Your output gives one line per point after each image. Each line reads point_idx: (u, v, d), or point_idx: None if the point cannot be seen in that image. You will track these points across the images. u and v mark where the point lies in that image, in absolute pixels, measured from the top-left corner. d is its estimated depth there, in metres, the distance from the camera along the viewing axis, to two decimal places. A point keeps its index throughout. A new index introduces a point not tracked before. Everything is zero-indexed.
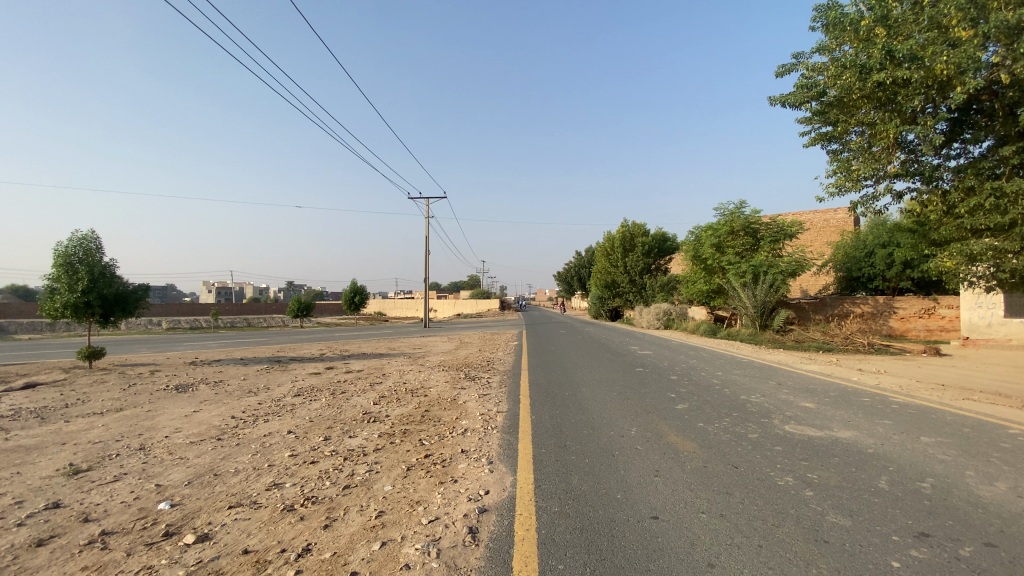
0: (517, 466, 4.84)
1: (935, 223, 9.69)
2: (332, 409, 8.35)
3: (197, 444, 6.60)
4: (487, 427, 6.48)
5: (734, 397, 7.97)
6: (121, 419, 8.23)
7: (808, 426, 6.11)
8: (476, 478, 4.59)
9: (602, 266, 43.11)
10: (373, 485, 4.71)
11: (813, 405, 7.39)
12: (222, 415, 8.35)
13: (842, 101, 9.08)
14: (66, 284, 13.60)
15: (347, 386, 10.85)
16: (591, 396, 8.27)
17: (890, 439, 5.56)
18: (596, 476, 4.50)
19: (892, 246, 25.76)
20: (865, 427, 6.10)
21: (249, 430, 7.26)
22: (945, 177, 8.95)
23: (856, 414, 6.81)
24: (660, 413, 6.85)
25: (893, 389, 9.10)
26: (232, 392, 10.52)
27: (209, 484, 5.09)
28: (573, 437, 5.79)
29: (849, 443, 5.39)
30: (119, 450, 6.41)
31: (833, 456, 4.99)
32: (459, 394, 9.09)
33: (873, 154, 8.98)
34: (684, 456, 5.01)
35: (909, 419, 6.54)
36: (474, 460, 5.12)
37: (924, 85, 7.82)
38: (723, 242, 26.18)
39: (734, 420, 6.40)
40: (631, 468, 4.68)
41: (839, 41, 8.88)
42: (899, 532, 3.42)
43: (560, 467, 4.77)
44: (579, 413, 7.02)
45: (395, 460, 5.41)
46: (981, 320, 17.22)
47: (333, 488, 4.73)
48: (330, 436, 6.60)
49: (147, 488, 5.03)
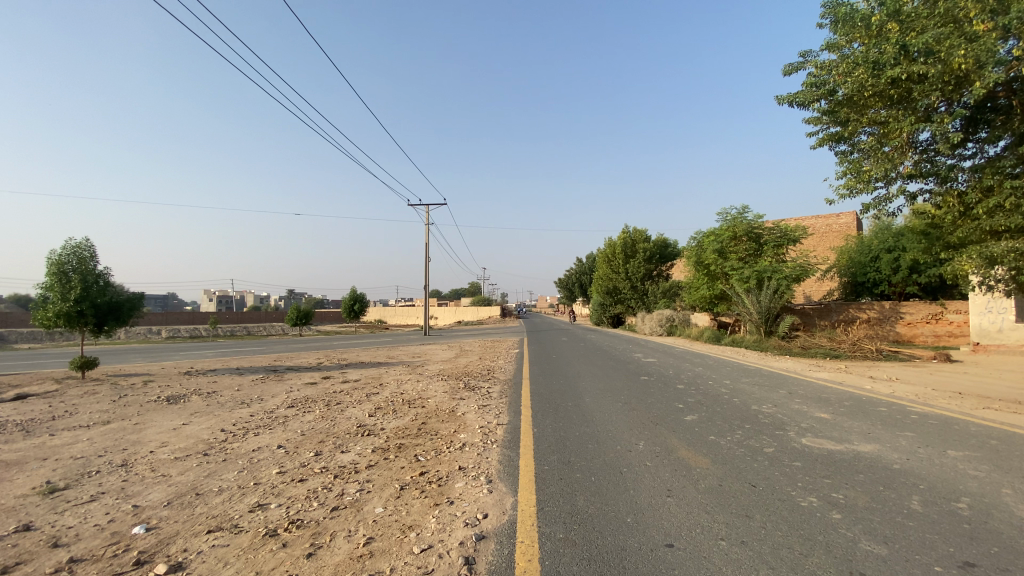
0: (518, 486, 4.51)
1: (950, 225, 9.38)
2: (326, 422, 8.01)
3: (182, 460, 6.27)
4: (486, 441, 6.15)
5: (745, 407, 7.62)
6: (106, 432, 7.90)
7: (826, 439, 5.77)
8: (474, 500, 4.26)
9: (602, 272, 42.76)
10: (364, 506, 4.38)
11: (829, 415, 7.04)
12: (212, 428, 8.03)
13: (853, 99, 8.79)
14: (59, 292, 13.32)
15: (344, 396, 10.51)
16: (595, 407, 7.94)
17: (916, 453, 5.21)
18: (603, 496, 4.18)
19: (897, 250, 25.46)
20: (887, 440, 5.76)
21: (238, 444, 6.92)
22: (959, 177, 8.66)
23: (874, 425, 6.46)
24: (668, 425, 6.52)
25: (909, 398, 8.77)
26: (225, 404, 10.17)
27: (190, 505, 4.76)
28: (577, 452, 5.45)
29: (873, 459, 5.04)
30: (100, 466, 6.09)
31: (857, 472, 4.64)
32: (457, 404, 8.76)
33: (885, 154, 8.67)
34: (698, 473, 4.68)
35: (932, 431, 6.20)
36: (472, 479, 4.78)
37: (941, 81, 7.53)
38: (725, 248, 25.84)
39: (747, 433, 6.07)
40: (642, 487, 4.35)
41: (849, 38, 8.63)
42: (942, 562, 3.09)
43: (564, 487, 4.44)
44: (584, 426, 6.68)
45: (388, 478, 5.09)
46: (991, 325, 16.87)
47: (321, 510, 4.40)
48: (322, 451, 6.27)
49: (124, 508, 4.71)
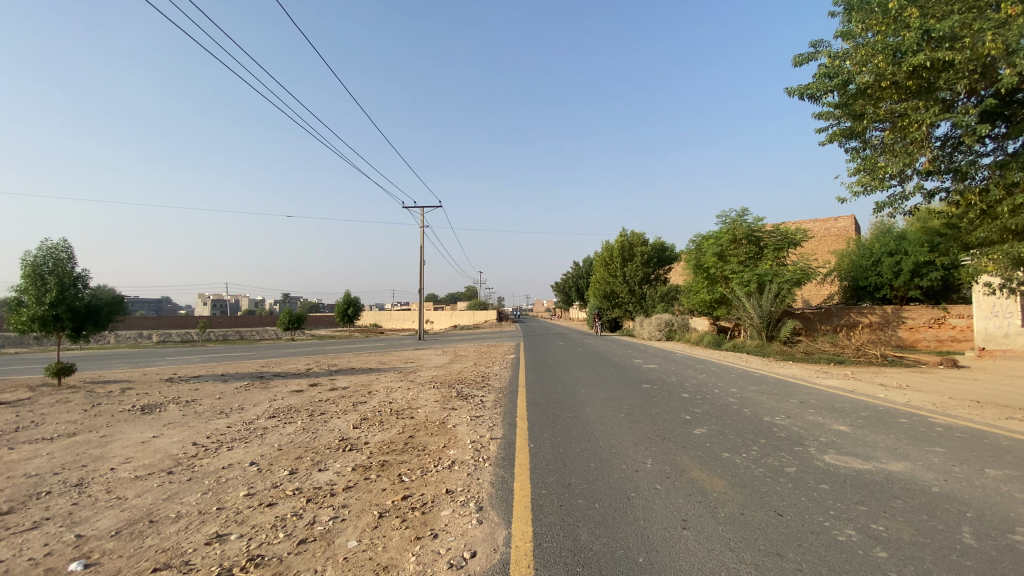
0: (513, 516, 3.96)
1: (967, 225, 8.82)
2: (306, 436, 7.43)
3: (144, 479, 5.71)
4: (477, 458, 5.59)
5: (756, 419, 7.08)
6: (69, 446, 7.32)
7: (850, 456, 5.23)
8: (461, 533, 3.71)
9: (600, 276, 42.15)
10: (335, 540, 3.83)
11: (848, 429, 6.49)
12: (183, 442, 7.44)
13: (868, 91, 8.31)
14: (34, 295, 12.68)
15: (329, 406, 9.93)
16: (595, 420, 7.38)
17: (953, 474, 4.68)
18: (610, 529, 3.65)
19: (899, 255, 24.95)
20: (917, 457, 5.22)
21: (208, 460, 6.36)
22: (979, 173, 8.19)
23: (900, 440, 5.92)
24: (676, 440, 5.99)
25: (926, 408, 8.24)
26: (203, 414, 9.58)
27: (140, 535, 4.20)
28: (578, 473, 4.91)
29: (908, 480, 4.51)
30: (53, 486, 5.52)
31: (894, 498, 4.10)
32: (448, 415, 8.19)
33: (901, 150, 8.14)
34: (714, 498, 4.15)
35: (963, 447, 5.66)
36: (461, 506, 4.22)
37: (968, 69, 7.00)
38: (725, 251, 25.41)
39: (763, 449, 5.53)
40: (653, 516, 3.83)
41: (865, 26, 8.11)
42: None
43: (565, 517, 3.90)
44: (584, 441, 6.15)
45: (366, 503, 4.52)
46: (998, 330, 16.43)
47: (285, 543, 3.84)
48: (297, 470, 5.71)
49: (65, 540, 4.18)
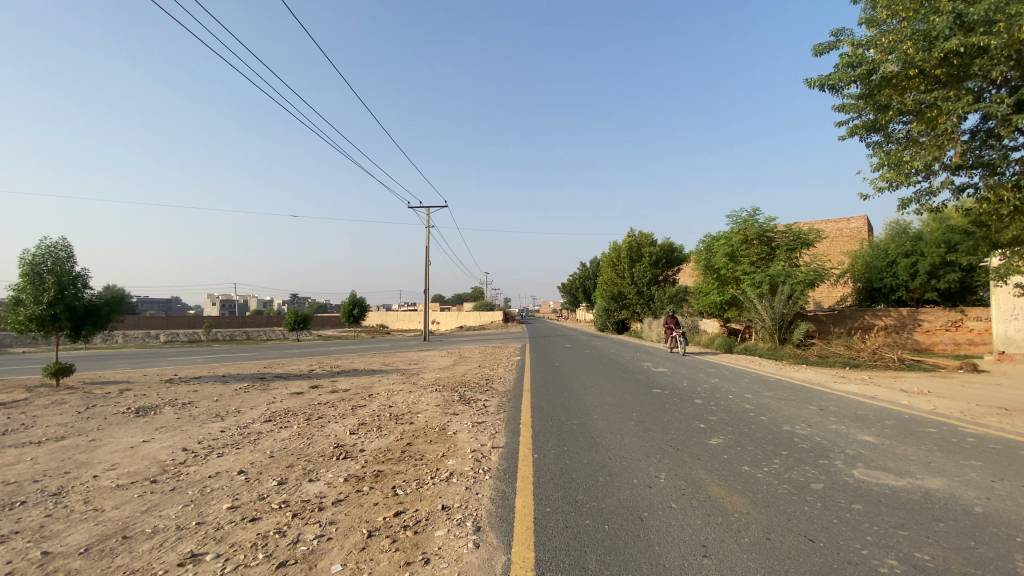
0: (516, 539, 3.59)
1: (997, 223, 8.34)
2: (300, 442, 7.08)
3: (126, 488, 5.39)
4: (478, 470, 5.22)
5: (775, 428, 6.67)
6: (56, 450, 7.02)
7: (882, 471, 4.81)
8: (455, 559, 3.34)
9: (608, 277, 41.62)
10: (318, 563, 3.48)
11: (875, 439, 6.06)
12: (172, 448, 7.12)
13: (894, 80, 7.89)
14: (31, 295, 12.46)
15: (327, 410, 9.57)
16: (604, 427, 7.00)
17: (997, 491, 4.26)
18: (621, 556, 3.27)
19: (915, 255, 24.32)
20: (953, 472, 4.81)
21: (195, 468, 6.03)
22: (1010, 168, 7.74)
23: (933, 452, 5.49)
24: (690, 451, 5.60)
25: (954, 416, 7.76)
26: (198, 418, 9.26)
27: (109, 553, 3.87)
28: (585, 488, 4.55)
29: (947, 499, 4.09)
30: (29, 496, 5.21)
31: (936, 520, 3.70)
32: (449, 421, 7.83)
33: (929, 142, 7.70)
34: (736, 520, 3.77)
35: (1001, 459, 5.24)
36: (456, 526, 3.86)
37: (1003, 55, 6.58)
38: (736, 252, 24.89)
39: (785, 462, 5.14)
40: (668, 541, 3.45)
41: (891, 12, 7.71)
42: None
43: (571, 540, 3.53)
44: (592, 451, 5.77)
45: (356, 520, 4.17)
46: (1018, 333, 15.82)
47: (264, 566, 3.49)
48: (287, 480, 5.38)
49: (30, 557, 3.85)
